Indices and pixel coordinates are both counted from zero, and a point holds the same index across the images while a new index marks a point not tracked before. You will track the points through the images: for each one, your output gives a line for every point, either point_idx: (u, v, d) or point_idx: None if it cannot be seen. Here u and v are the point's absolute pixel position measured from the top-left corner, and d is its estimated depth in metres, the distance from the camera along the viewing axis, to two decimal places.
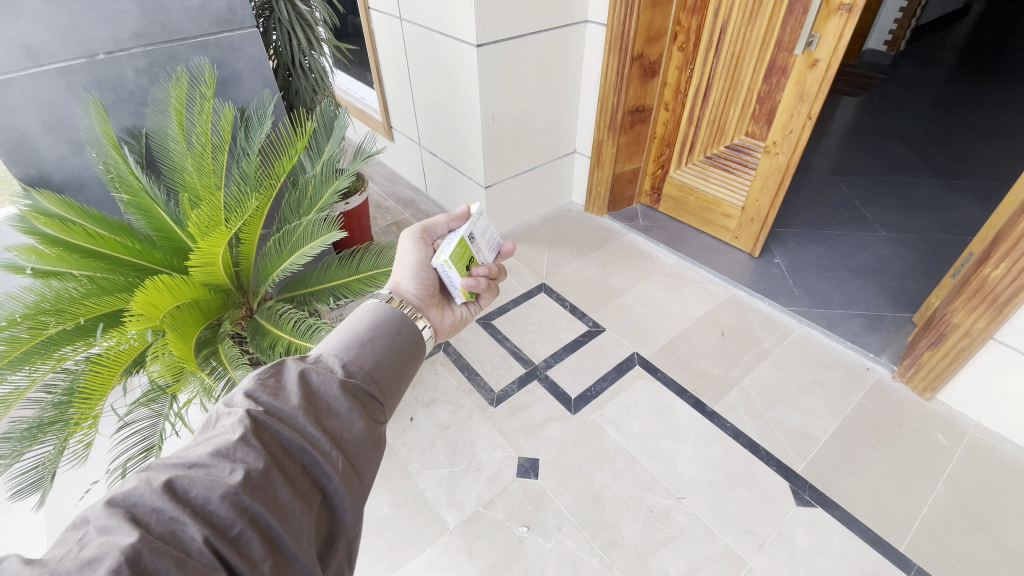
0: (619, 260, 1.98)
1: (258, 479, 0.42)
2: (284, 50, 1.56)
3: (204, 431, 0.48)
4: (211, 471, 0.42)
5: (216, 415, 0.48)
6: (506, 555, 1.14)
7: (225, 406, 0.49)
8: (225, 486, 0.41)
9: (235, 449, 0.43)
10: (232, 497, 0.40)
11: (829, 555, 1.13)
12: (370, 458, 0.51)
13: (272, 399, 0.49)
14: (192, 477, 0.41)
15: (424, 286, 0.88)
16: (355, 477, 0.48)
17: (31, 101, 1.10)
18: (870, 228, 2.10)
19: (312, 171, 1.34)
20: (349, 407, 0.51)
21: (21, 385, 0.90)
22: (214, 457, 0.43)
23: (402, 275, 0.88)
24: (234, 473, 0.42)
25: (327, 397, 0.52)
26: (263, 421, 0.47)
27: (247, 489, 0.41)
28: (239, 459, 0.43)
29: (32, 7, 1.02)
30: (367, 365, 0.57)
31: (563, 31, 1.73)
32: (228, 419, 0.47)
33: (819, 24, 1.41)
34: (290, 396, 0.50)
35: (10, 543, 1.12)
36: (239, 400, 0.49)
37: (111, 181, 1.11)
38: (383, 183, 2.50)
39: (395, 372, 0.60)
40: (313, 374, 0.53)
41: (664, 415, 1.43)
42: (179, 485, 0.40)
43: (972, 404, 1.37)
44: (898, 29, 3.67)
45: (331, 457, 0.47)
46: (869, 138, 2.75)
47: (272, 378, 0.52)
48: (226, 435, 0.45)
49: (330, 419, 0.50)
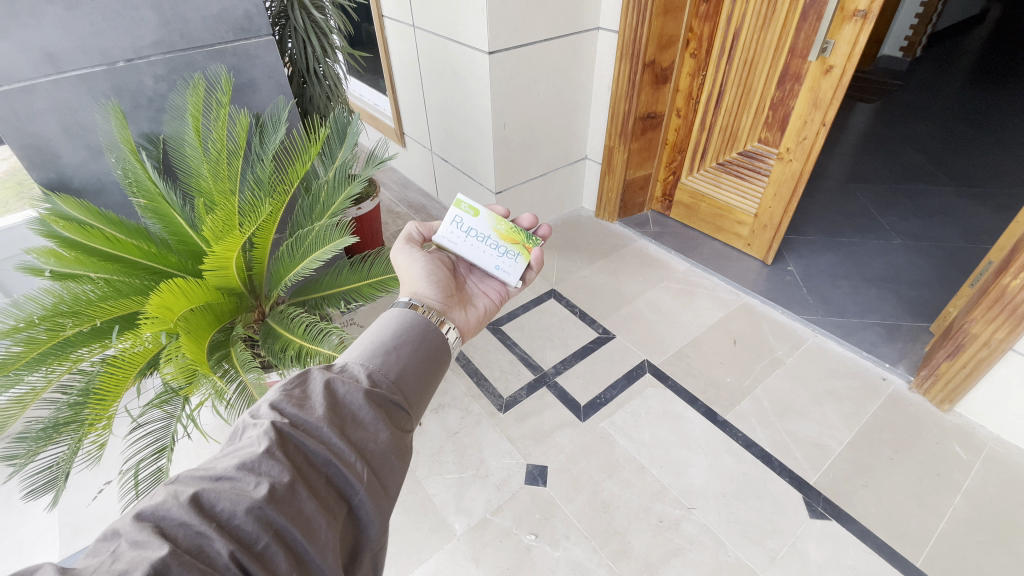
0: (630, 267, 1.97)
1: (283, 493, 0.42)
2: (298, 58, 1.58)
3: (230, 442, 0.48)
4: (236, 485, 0.42)
5: (242, 426, 0.48)
6: (514, 563, 1.13)
7: (250, 417, 0.49)
8: (250, 500, 0.40)
9: (259, 462, 0.43)
10: (257, 511, 0.40)
11: (843, 569, 1.11)
12: (395, 469, 0.50)
13: (297, 410, 0.49)
14: (218, 490, 0.41)
15: (439, 296, 0.86)
16: (380, 489, 0.48)
17: (52, 107, 1.12)
18: (886, 236, 2.07)
19: (326, 176, 1.35)
20: (374, 416, 0.51)
21: (38, 385, 0.92)
22: (240, 470, 0.43)
23: (416, 284, 0.87)
24: (259, 487, 0.42)
25: (353, 407, 0.51)
26: (288, 434, 0.46)
27: (272, 504, 0.41)
28: (264, 472, 0.43)
29: (54, 15, 1.05)
30: (392, 374, 0.57)
31: (574, 39, 1.74)
32: (254, 431, 0.47)
33: (833, 31, 1.40)
34: (316, 406, 0.50)
35: (24, 541, 1.14)
36: (265, 412, 0.49)
37: (130, 186, 1.13)
38: (395, 188, 2.52)
39: (420, 379, 0.59)
40: (339, 384, 0.52)
41: (675, 423, 1.42)
42: (205, 499, 0.40)
43: (990, 416, 1.34)
44: (914, 35, 3.65)
45: (355, 469, 0.47)
46: (885, 145, 2.72)
47: (298, 389, 0.52)
48: (251, 447, 0.45)
49: (355, 429, 0.50)
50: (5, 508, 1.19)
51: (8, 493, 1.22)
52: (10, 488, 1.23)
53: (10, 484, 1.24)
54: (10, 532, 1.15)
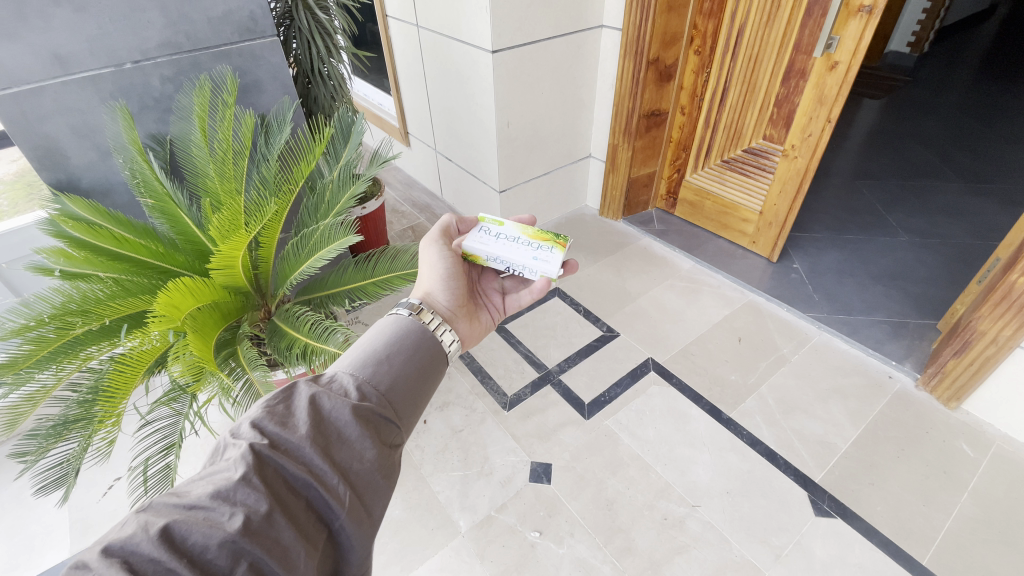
0: (634, 265, 1.97)
1: (259, 524, 0.41)
2: (304, 58, 1.60)
3: (209, 462, 0.46)
4: (209, 516, 0.40)
5: (222, 444, 0.47)
6: (518, 560, 1.14)
7: (231, 435, 0.47)
8: (223, 533, 0.39)
9: (235, 490, 0.42)
10: (231, 545, 0.39)
11: (849, 567, 1.10)
12: (380, 489, 0.49)
13: (279, 429, 0.48)
14: (190, 521, 0.40)
15: (453, 298, 0.83)
16: (363, 513, 0.47)
17: (60, 109, 1.14)
18: (893, 233, 2.05)
19: (330, 176, 1.36)
20: (360, 434, 0.50)
21: (48, 383, 0.93)
22: (214, 498, 0.41)
23: (432, 283, 0.83)
24: (233, 518, 0.40)
25: (338, 424, 0.50)
26: (267, 456, 0.45)
27: (247, 536, 0.40)
28: (240, 500, 0.41)
29: (62, 17, 1.06)
30: (382, 387, 0.56)
31: (578, 36, 1.74)
32: (233, 452, 0.45)
33: (837, 27, 1.39)
34: (298, 424, 0.49)
35: (35, 538, 1.15)
36: (245, 431, 0.47)
37: (136, 185, 1.15)
38: (400, 187, 2.53)
39: (411, 390, 0.59)
40: (324, 399, 0.51)
41: (679, 421, 1.42)
42: (177, 532, 0.39)
43: (997, 413, 1.33)
44: (921, 30, 3.61)
45: (337, 492, 0.46)
46: (892, 141, 2.70)
47: (281, 406, 0.50)
48: (227, 473, 0.43)
49: (339, 449, 0.49)
50: (17, 505, 1.21)
51: (19, 490, 1.24)
52: (20, 485, 1.25)
53: (22, 482, 1.26)
54: (21, 529, 1.17)
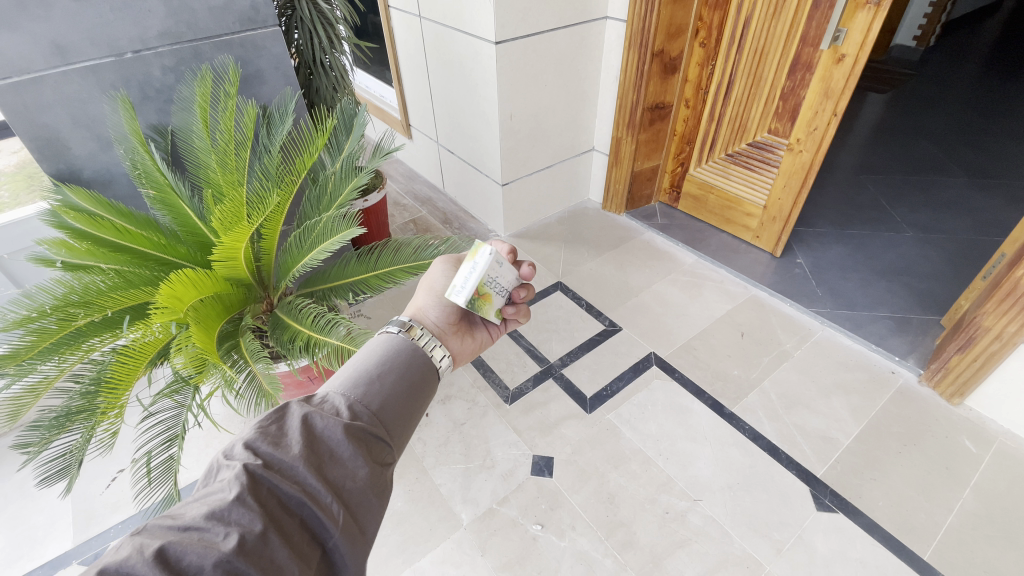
0: (637, 259, 1.96)
1: (253, 543, 0.40)
2: (305, 48, 1.58)
3: (203, 483, 0.46)
4: (204, 536, 0.40)
5: (216, 465, 0.47)
6: (520, 553, 1.14)
7: (224, 456, 0.47)
8: (218, 553, 0.39)
9: (230, 511, 0.42)
10: (226, 565, 0.38)
11: (850, 562, 1.11)
12: (374, 507, 0.50)
13: (273, 449, 0.48)
14: (185, 543, 0.39)
15: (444, 317, 0.85)
16: (357, 531, 0.47)
17: (61, 99, 1.13)
18: (897, 228, 2.04)
19: (333, 167, 1.35)
20: (353, 453, 0.50)
21: (50, 374, 0.93)
22: (209, 519, 0.41)
23: (423, 303, 0.85)
24: (228, 538, 0.40)
25: (331, 443, 0.51)
26: (260, 476, 0.45)
27: (241, 555, 0.39)
28: (234, 521, 0.41)
29: (62, 6, 1.05)
30: (373, 406, 0.57)
31: (582, 28, 1.72)
32: (226, 473, 0.45)
33: (846, 19, 1.37)
34: (292, 444, 0.49)
35: (38, 528, 1.16)
36: (239, 451, 0.47)
37: (138, 176, 1.14)
38: (402, 180, 2.52)
39: (402, 408, 0.60)
40: (317, 419, 0.52)
41: (681, 415, 1.42)
42: (171, 553, 0.38)
43: (1001, 409, 1.33)
44: (928, 24, 3.57)
45: (331, 511, 0.46)
46: (898, 135, 2.68)
47: (274, 426, 0.51)
48: (221, 493, 0.43)
49: (333, 467, 0.49)
50: (20, 496, 1.22)
51: (23, 480, 1.24)
52: (23, 474, 1.26)
53: (25, 473, 1.26)
54: (25, 519, 1.17)
